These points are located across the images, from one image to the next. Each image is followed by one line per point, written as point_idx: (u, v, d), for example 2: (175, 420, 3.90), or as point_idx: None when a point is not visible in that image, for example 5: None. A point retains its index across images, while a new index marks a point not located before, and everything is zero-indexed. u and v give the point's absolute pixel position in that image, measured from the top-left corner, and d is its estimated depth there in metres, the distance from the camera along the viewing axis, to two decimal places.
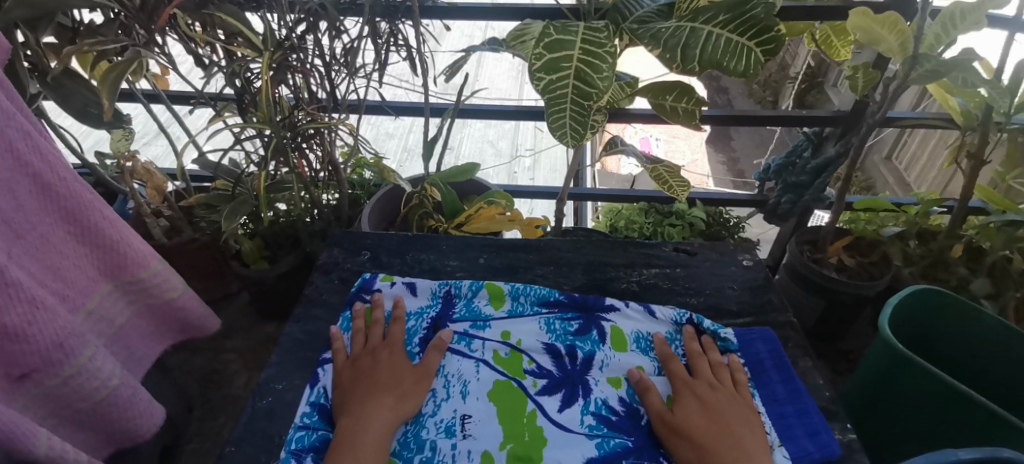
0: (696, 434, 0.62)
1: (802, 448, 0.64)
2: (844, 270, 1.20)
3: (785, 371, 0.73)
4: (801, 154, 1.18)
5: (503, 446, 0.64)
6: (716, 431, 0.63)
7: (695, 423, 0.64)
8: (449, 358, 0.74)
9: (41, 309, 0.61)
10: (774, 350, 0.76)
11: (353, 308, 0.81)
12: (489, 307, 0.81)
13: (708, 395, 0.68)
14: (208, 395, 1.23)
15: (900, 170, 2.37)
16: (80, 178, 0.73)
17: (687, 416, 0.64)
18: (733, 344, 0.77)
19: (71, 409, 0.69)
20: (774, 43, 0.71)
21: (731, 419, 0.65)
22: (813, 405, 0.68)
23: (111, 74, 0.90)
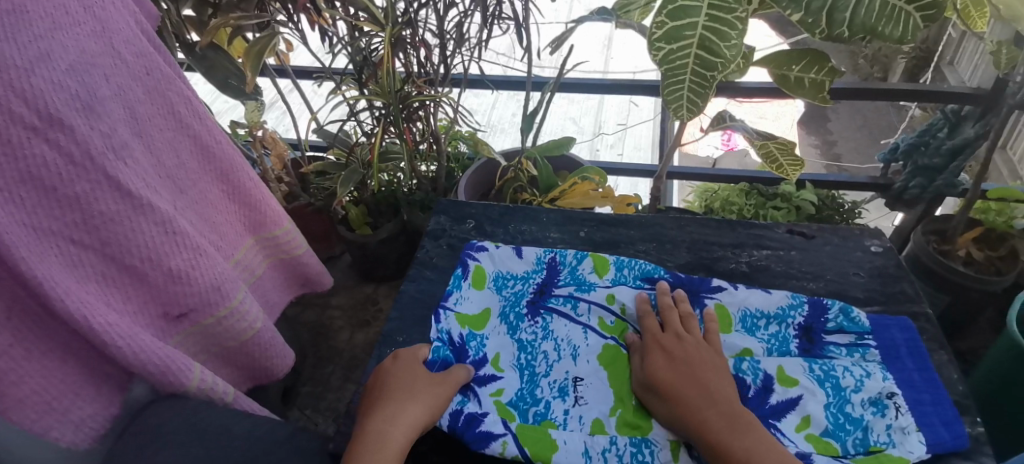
0: (665, 386, 0.63)
1: (937, 436, 0.61)
2: (971, 263, 1.10)
3: (921, 360, 0.69)
4: (935, 133, 1.10)
5: (613, 413, 0.66)
6: (685, 378, 0.63)
7: (662, 374, 0.64)
8: (556, 323, 0.76)
9: (203, 256, 0.69)
10: (912, 339, 0.72)
11: (464, 267, 0.83)
12: (593, 274, 0.82)
13: (677, 344, 0.67)
14: (317, 347, 1.33)
15: (1009, 163, 2.13)
16: (231, 142, 0.81)
17: (656, 368, 0.65)
18: (866, 326, 0.73)
19: (221, 346, 0.77)
20: (935, 10, 0.67)
21: (701, 365, 0.64)
22: (948, 397, 0.65)
23: (252, 53, 1.01)
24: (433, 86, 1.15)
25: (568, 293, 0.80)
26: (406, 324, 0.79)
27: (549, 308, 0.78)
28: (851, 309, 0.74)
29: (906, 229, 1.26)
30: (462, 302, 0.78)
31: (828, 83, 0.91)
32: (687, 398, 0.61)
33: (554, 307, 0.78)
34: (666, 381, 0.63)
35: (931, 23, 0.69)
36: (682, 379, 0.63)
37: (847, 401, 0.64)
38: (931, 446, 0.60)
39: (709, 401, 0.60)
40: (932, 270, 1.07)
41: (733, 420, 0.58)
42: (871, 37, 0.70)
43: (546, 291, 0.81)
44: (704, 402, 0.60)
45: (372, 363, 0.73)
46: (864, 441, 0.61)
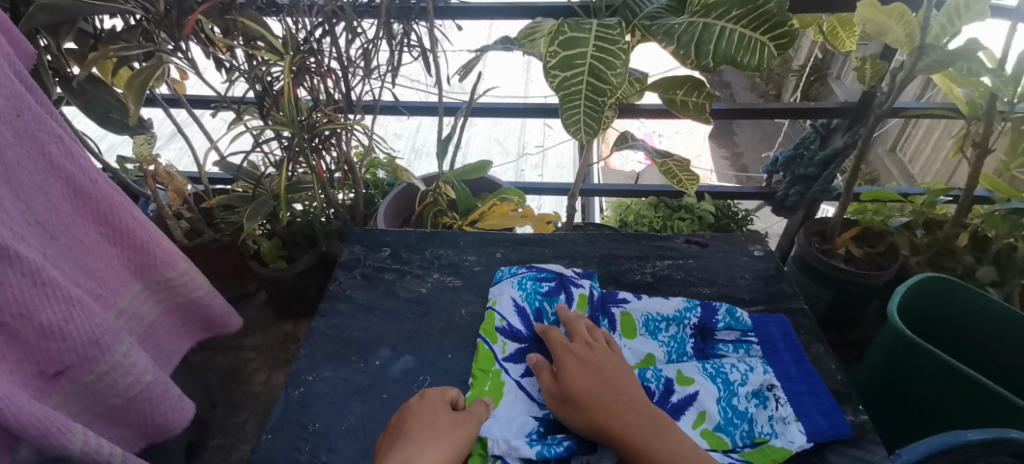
0: (592, 403, 0.62)
1: (816, 425, 0.66)
2: (852, 260, 1.22)
3: (797, 353, 0.75)
4: (808, 146, 1.21)
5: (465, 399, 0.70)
6: (620, 414, 0.61)
7: (598, 414, 0.61)
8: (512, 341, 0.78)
9: (77, 307, 0.65)
10: (787, 333, 0.78)
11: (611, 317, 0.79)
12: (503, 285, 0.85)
13: (595, 374, 0.65)
14: (228, 394, 1.27)
15: (902, 164, 2.37)
16: (110, 181, 0.77)
17: (582, 385, 0.64)
18: (746, 325, 0.78)
19: (105, 405, 0.73)
20: (787, 38, 0.74)
21: (615, 371, 0.66)
22: (823, 387, 0.70)
23: (134, 83, 0.96)
24: (343, 114, 1.13)
25: (511, 306, 0.81)
26: (316, 361, 0.77)
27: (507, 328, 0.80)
28: (734, 309, 0.79)
29: (791, 234, 1.36)
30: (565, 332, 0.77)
31: (709, 106, 0.99)
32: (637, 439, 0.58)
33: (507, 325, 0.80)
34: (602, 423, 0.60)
35: (784, 50, 0.76)
36: (618, 416, 0.60)
37: (734, 395, 0.68)
38: (810, 434, 0.64)
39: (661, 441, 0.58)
40: (817, 269, 1.16)
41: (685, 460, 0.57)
42: (733, 66, 0.77)
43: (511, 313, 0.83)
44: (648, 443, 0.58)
45: (278, 406, 0.70)
46: (749, 433, 0.65)
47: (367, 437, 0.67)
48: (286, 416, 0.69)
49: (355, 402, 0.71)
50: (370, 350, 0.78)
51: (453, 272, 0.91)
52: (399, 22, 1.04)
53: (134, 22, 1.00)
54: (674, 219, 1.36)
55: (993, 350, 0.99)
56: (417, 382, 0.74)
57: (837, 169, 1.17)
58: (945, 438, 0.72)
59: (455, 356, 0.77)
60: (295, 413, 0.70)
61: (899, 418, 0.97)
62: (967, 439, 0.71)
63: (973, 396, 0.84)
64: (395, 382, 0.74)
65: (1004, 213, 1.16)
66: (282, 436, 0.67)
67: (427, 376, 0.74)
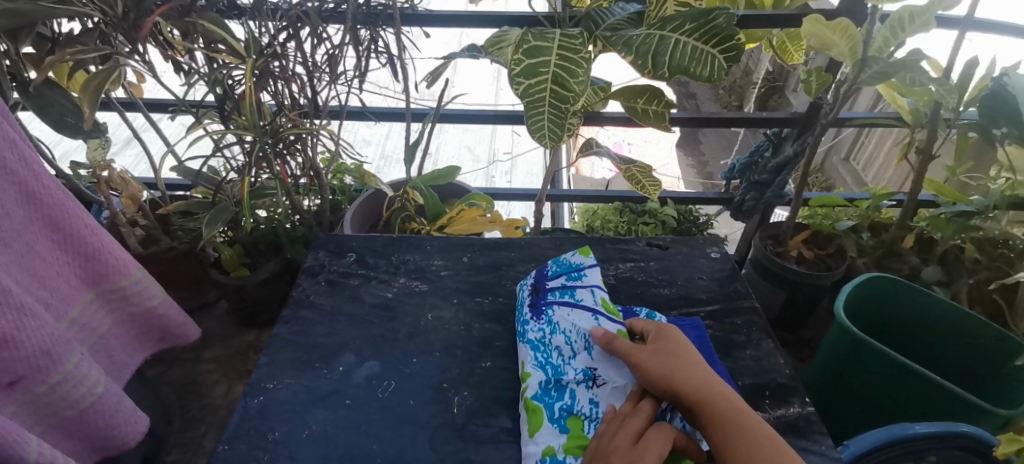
0: (691, 389, 0.62)
1: None
2: (804, 262, 1.28)
3: (710, 353, 0.76)
4: (762, 154, 1.27)
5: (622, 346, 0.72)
6: (699, 378, 0.64)
7: (679, 371, 0.64)
8: (560, 313, 0.78)
9: (28, 316, 0.64)
10: (701, 336, 0.80)
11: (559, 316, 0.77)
12: (578, 256, 0.86)
13: (675, 348, 0.68)
14: (187, 407, 1.24)
15: (856, 172, 2.48)
16: (63, 187, 0.75)
17: (674, 372, 0.64)
18: None
19: (58, 417, 0.71)
20: (735, 51, 0.79)
21: (693, 361, 0.67)
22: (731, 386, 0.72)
23: (91, 86, 0.94)
24: (309, 119, 1.13)
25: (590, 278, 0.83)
26: (278, 368, 0.76)
27: (548, 303, 0.80)
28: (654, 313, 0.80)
29: (748, 237, 1.42)
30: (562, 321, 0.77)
31: (667, 114, 1.02)
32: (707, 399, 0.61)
33: (553, 301, 0.80)
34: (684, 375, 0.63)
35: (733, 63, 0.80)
36: (699, 377, 0.64)
37: None
38: None
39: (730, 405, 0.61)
40: (774, 272, 1.21)
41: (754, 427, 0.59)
42: (688, 76, 0.81)
43: (541, 289, 0.83)
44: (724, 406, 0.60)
45: (237, 415, 0.70)
46: None
47: (328, 444, 0.67)
48: (245, 424, 0.68)
49: (317, 409, 0.71)
50: (334, 356, 0.78)
51: (419, 277, 0.92)
52: (366, 28, 1.04)
53: (92, 25, 0.98)
54: (638, 224, 1.40)
55: (937, 346, 1.05)
56: (381, 386, 0.74)
57: (789, 176, 1.22)
58: (891, 430, 0.76)
59: (420, 360, 0.78)
60: (255, 421, 0.69)
61: (850, 417, 1.02)
62: (915, 431, 0.75)
63: (918, 390, 0.88)
64: (359, 387, 0.74)
65: (949, 216, 1.23)
66: (241, 445, 0.66)
67: (392, 381, 0.75)
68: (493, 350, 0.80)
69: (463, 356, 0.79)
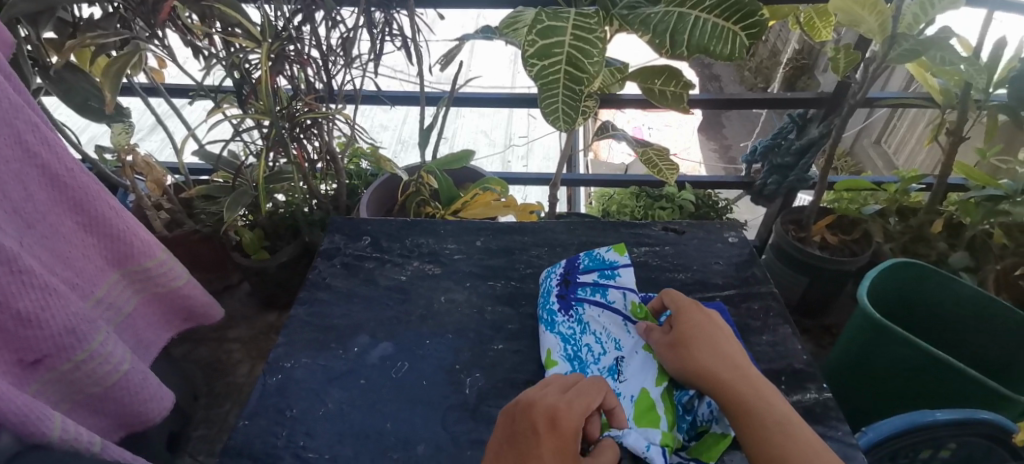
0: (710, 374, 0.60)
1: None
2: (827, 247, 1.25)
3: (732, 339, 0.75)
4: (786, 136, 1.23)
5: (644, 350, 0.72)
6: (729, 368, 0.61)
7: (709, 364, 0.61)
8: (590, 313, 0.77)
9: (54, 296, 0.65)
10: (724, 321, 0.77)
11: (587, 315, 0.77)
12: (612, 253, 0.82)
13: (711, 330, 0.65)
14: (210, 385, 1.27)
15: (887, 156, 2.42)
16: (86, 170, 0.77)
17: (698, 359, 0.62)
18: None
19: (84, 393, 0.73)
20: (757, 28, 0.77)
21: (719, 340, 0.64)
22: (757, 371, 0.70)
23: (111, 70, 0.96)
24: (323, 103, 1.13)
25: (629, 282, 0.79)
26: (294, 349, 0.77)
27: (579, 298, 0.79)
28: None
29: (769, 221, 1.39)
30: (588, 324, 0.76)
31: (686, 95, 1.00)
32: (736, 391, 0.58)
33: (585, 297, 0.79)
34: (714, 370, 0.61)
35: (756, 40, 0.78)
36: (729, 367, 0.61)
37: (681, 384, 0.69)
38: None
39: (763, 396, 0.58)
40: (794, 258, 1.19)
41: (788, 418, 0.56)
42: (706, 55, 0.78)
43: (572, 281, 0.81)
44: (755, 398, 0.57)
45: (255, 393, 0.71)
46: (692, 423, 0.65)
47: (344, 422, 0.67)
48: (263, 402, 0.69)
49: (333, 388, 0.72)
50: (349, 337, 0.79)
51: (433, 260, 0.92)
52: (381, 11, 1.04)
53: (112, 10, 0.99)
54: (655, 209, 1.38)
55: (962, 334, 1.02)
56: (395, 367, 0.74)
57: (813, 158, 1.20)
58: (911, 417, 0.74)
59: (433, 342, 0.78)
60: (273, 399, 0.70)
61: (870, 402, 1.00)
62: (935, 419, 0.73)
63: (942, 378, 0.86)
64: (374, 368, 0.74)
65: (978, 200, 1.19)
66: (259, 422, 0.67)
67: (405, 362, 0.75)
68: (506, 333, 0.80)
69: (476, 338, 0.79)
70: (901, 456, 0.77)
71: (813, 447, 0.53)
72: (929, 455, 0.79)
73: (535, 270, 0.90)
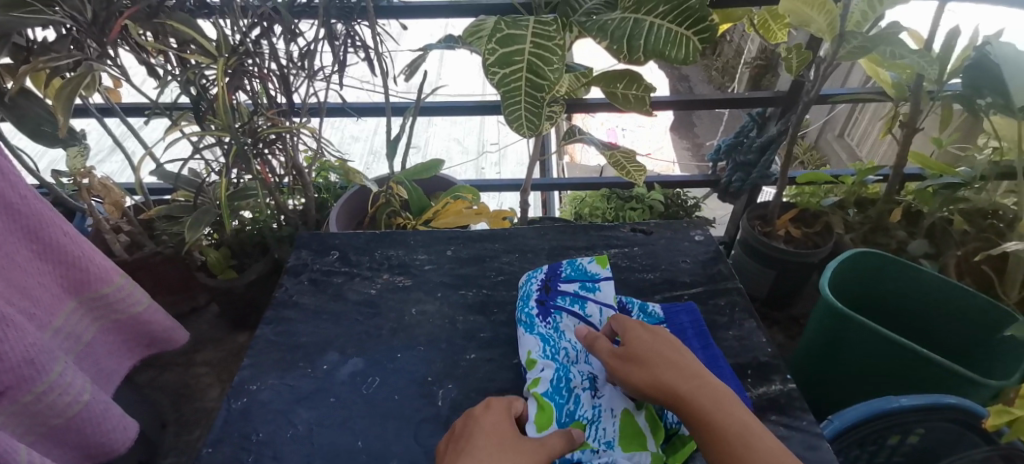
0: (670, 390, 0.59)
1: None
2: (792, 241, 1.28)
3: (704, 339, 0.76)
4: (749, 133, 1.26)
5: None
6: (686, 380, 0.60)
7: (665, 378, 0.60)
8: (568, 322, 0.77)
9: (10, 327, 0.63)
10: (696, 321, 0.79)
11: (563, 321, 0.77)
12: (595, 265, 0.83)
13: (660, 343, 0.64)
14: (180, 411, 1.24)
15: (851, 148, 2.48)
16: (41, 197, 0.74)
17: (653, 374, 0.61)
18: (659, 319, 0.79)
19: (46, 425, 0.71)
20: (708, 32, 0.78)
21: (670, 351, 0.63)
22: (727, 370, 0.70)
23: (65, 92, 0.93)
24: (286, 117, 1.13)
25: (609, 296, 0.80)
26: (261, 370, 0.76)
27: (557, 306, 0.79)
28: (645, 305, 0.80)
29: (737, 218, 1.41)
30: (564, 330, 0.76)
31: (648, 97, 1.01)
32: (699, 403, 0.57)
33: (563, 306, 0.79)
34: (681, 386, 0.59)
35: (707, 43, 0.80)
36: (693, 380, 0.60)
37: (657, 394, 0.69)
38: None
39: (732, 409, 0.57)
40: (762, 252, 1.21)
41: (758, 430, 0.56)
42: (662, 60, 0.80)
43: (552, 288, 0.81)
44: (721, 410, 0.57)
45: (220, 418, 0.69)
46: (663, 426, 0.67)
47: (313, 442, 0.66)
48: (228, 427, 0.68)
49: (301, 408, 0.70)
50: (318, 354, 0.78)
51: (403, 272, 0.91)
52: (341, 22, 1.03)
53: (64, 32, 0.96)
54: (625, 210, 1.40)
55: (924, 318, 1.05)
56: (365, 383, 0.73)
57: (775, 155, 1.22)
58: (879, 403, 0.76)
59: (404, 355, 0.77)
60: (238, 423, 0.69)
61: (839, 390, 1.02)
62: (900, 405, 0.75)
63: (905, 362, 0.88)
64: (344, 385, 0.73)
65: (935, 188, 1.23)
66: (224, 448, 0.66)
67: (376, 377, 0.74)
68: (478, 342, 0.79)
69: (447, 349, 0.78)
70: (869, 442, 0.79)
71: (778, 457, 0.53)
72: (897, 441, 0.81)
73: (507, 277, 0.90)
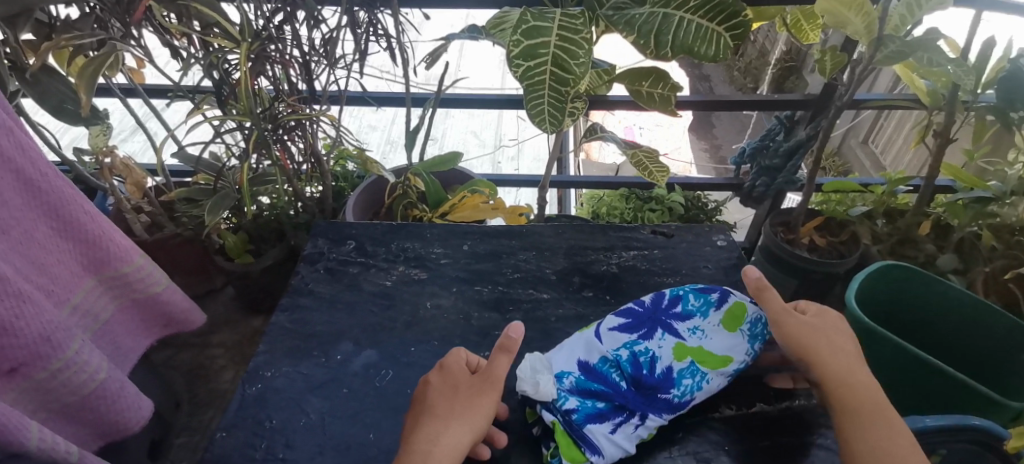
0: (820, 366, 0.63)
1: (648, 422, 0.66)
2: (816, 249, 1.25)
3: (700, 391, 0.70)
4: (774, 138, 1.23)
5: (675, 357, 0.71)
6: (836, 360, 0.63)
7: (821, 352, 0.64)
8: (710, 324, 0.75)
9: (27, 303, 0.63)
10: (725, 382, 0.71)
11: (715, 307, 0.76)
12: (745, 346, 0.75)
13: (829, 328, 0.67)
14: (193, 391, 1.25)
15: (873, 156, 2.43)
16: (62, 174, 0.74)
17: (813, 346, 0.64)
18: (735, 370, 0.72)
19: (61, 403, 0.71)
20: (741, 29, 0.76)
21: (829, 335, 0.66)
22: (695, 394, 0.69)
23: (88, 70, 0.93)
24: (307, 105, 1.12)
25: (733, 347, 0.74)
26: (276, 357, 0.75)
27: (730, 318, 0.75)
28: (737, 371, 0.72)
29: (759, 224, 1.39)
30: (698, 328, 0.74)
31: (674, 97, 0.99)
32: (844, 384, 0.61)
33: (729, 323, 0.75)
34: (836, 368, 0.63)
35: (741, 41, 0.77)
36: (833, 369, 0.63)
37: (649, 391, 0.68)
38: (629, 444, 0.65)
39: (877, 412, 0.59)
40: (782, 259, 1.19)
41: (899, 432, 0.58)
42: (690, 56, 0.77)
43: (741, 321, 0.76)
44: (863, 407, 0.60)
45: (235, 404, 0.69)
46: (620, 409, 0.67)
47: (325, 433, 0.66)
48: (242, 413, 0.68)
49: (314, 397, 0.70)
50: (332, 344, 0.77)
51: (418, 265, 0.91)
52: (364, 11, 1.02)
53: (88, 10, 0.96)
54: (645, 211, 1.38)
55: (950, 335, 1.02)
56: (379, 376, 0.73)
57: (801, 160, 1.19)
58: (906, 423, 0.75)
59: (418, 349, 0.77)
60: (253, 409, 0.68)
61: None
62: (926, 426, 0.74)
63: (930, 380, 0.86)
64: (357, 376, 0.73)
65: (966, 201, 1.20)
66: (238, 433, 0.65)
67: (390, 370, 0.74)
68: (492, 340, 0.78)
69: (462, 345, 0.77)
70: None
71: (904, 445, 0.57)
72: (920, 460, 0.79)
73: (523, 274, 0.89)
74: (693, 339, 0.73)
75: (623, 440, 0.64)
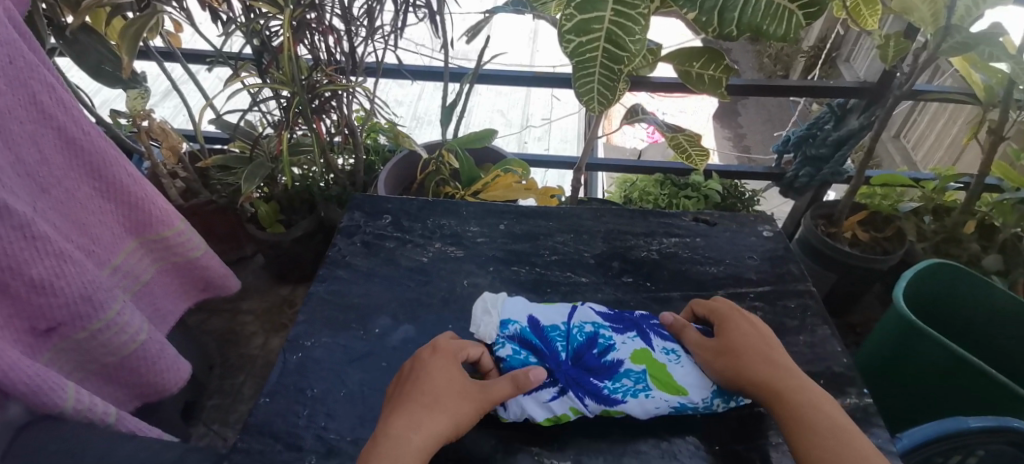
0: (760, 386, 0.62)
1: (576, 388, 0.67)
2: (857, 244, 1.22)
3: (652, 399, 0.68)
4: (822, 126, 1.19)
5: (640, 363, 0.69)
6: (775, 373, 0.62)
7: (749, 372, 0.63)
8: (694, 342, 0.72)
9: (69, 262, 0.63)
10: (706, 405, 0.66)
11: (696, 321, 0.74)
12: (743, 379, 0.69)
13: (764, 341, 0.66)
14: (225, 356, 1.26)
15: (905, 151, 2.35)
16: (104, 135, 0.74)
17: (738, 364, 0.64)
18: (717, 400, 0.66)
19: (99, 363, 0.72)
20: (815, 7, 0.72)
21: (765, 351, 0.65)
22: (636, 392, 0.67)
23: (129, 30, 0.92)
24: (345, 75, 1.10)
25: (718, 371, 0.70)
26: (315, 327, 0.75)
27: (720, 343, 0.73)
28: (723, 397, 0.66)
29: (798, 215, 1.35)
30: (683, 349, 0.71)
31: (725, 79, 0.96)
32: (785, 398, 0.59)
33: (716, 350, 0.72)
34: (766, 383, 0.61)
35: (814, 19, 0.74)
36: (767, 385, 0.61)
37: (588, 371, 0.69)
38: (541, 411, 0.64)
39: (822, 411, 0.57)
40: (823, 252, 1.16)
41: (855, 440, 0.54)
42: (758, 34, 0.75)
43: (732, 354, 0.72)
44: (797, 419, 0.57)
45: (276, 372, 0.69)
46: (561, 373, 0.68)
47: (367, 405, 0.65)
48: (283, 382, 0.68)
49: (354, 369, 0.70)
50: (370, 317, 0.77)
51: (455, 243, 0.89)
52: None
53: None
54: (679, 198, 1.34)
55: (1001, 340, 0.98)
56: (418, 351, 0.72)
57: (850, 151, 1.15)
58: (949, 422, 0.72)
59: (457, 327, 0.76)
60: (293, 378, 0.68)
61: (900, 405, 0.97)
62: (970, 427, 0.71)
63: (977, 385, 0.83)
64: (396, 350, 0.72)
65: (1014, 202, 1.15)
66: (279, 400, 0.66)
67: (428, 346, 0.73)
68: None
69: None
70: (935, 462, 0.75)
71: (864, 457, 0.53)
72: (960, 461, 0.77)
73: (562, 257, 0.87)
74: (660, 353, 0.71)
75: (531, 404, 0.64)
